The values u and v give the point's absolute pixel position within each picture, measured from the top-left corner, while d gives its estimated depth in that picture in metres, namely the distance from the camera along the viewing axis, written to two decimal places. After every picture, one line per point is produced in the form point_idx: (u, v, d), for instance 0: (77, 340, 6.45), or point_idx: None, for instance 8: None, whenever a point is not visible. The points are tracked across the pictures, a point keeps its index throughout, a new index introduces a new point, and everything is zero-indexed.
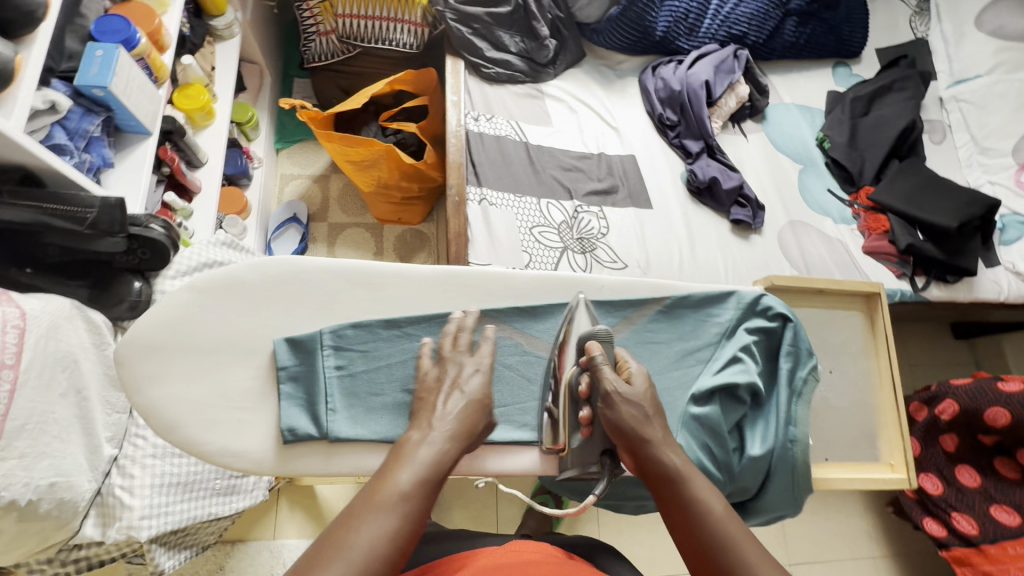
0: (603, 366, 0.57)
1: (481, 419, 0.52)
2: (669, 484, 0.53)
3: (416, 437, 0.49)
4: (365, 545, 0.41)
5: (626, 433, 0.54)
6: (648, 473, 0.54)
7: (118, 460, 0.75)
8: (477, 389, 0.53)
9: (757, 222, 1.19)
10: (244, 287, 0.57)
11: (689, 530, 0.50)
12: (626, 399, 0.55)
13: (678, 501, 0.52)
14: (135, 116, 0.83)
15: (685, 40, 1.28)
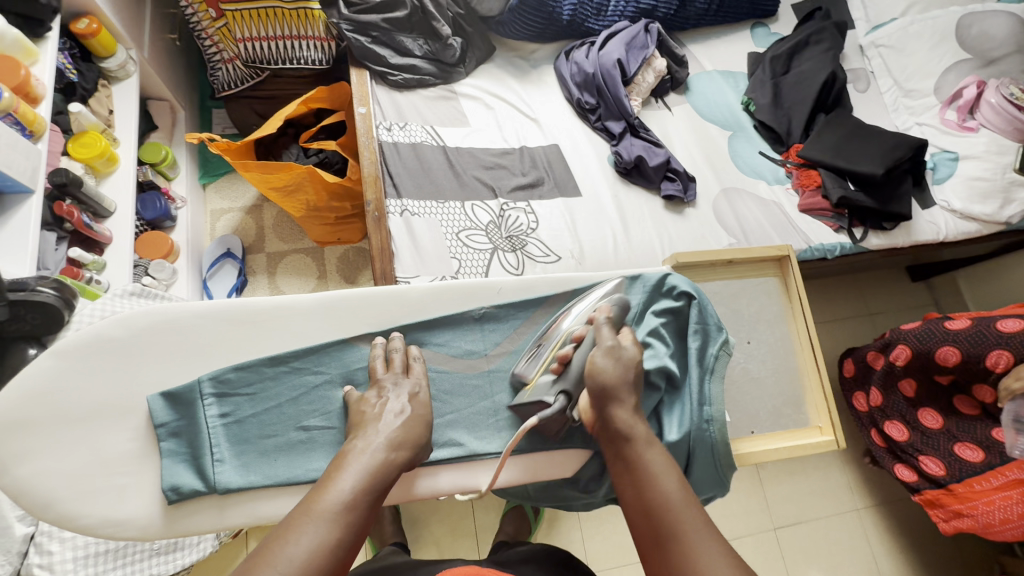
0: (608, 325, 0.61)
1: (423, 433, 0.57)
2: (625, 443, 0.57)
3: (359, 446, 0.53)
4: (302, 553, 0.43)
5: (597, 393, 0.59)
6: (609, 440, 0.58)
7: (35, 538, 0.71)
8: (420, 404, 0.59)
9: (690, 195, 1.18)
10: (112, 345, 0.55)
11: (639, 499, 0.54)
12: (612, 357, 0.60)
13: (633, 468, 0.56)
14: (12, 176, 0.78)
15: (595, 21, 1.26)
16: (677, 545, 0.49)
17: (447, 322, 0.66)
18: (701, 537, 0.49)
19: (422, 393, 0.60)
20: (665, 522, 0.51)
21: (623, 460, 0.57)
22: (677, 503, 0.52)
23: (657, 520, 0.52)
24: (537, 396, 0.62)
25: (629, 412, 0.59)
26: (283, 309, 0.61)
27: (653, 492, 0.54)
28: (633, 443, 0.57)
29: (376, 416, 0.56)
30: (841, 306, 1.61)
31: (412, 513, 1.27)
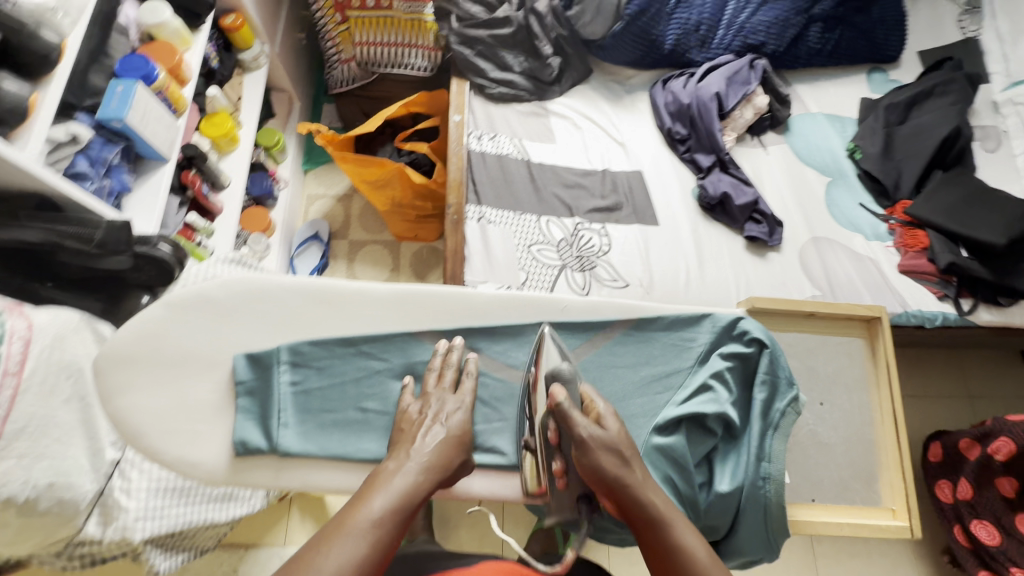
0: (573, 413, 0.55)
1: (457, 456, 0.57)
2: (652, 527, 0.52)
3: (399, 464, 0.54)
4: (333, 568, 0.43)
5: (606, 479, 0.54)
6: (633, 523, 0.53)
7: (120, 464, 0.79)
8: (466, 424, 0.60)
9: (775, 239, 1.13)
10: (210, 303, 0.61)
11: None
12: (600, 447, 0.54)
13: (661, 552, 0.51)
14: (153, 145, 0.90)
15: (697, 52, 1.24)
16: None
17: (509, 331, 0.66)
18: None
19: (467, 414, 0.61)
20: None
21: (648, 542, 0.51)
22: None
23: None
24: (556, 509, 0.60)
25: (645, 490, 0.54)
26: (357, 293, 0.65)
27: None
28: (656, 525, 0.52)
29: (430, 426, 0.58)
30: (933, 382, 1.45)
31: (444, 512, 1.29)
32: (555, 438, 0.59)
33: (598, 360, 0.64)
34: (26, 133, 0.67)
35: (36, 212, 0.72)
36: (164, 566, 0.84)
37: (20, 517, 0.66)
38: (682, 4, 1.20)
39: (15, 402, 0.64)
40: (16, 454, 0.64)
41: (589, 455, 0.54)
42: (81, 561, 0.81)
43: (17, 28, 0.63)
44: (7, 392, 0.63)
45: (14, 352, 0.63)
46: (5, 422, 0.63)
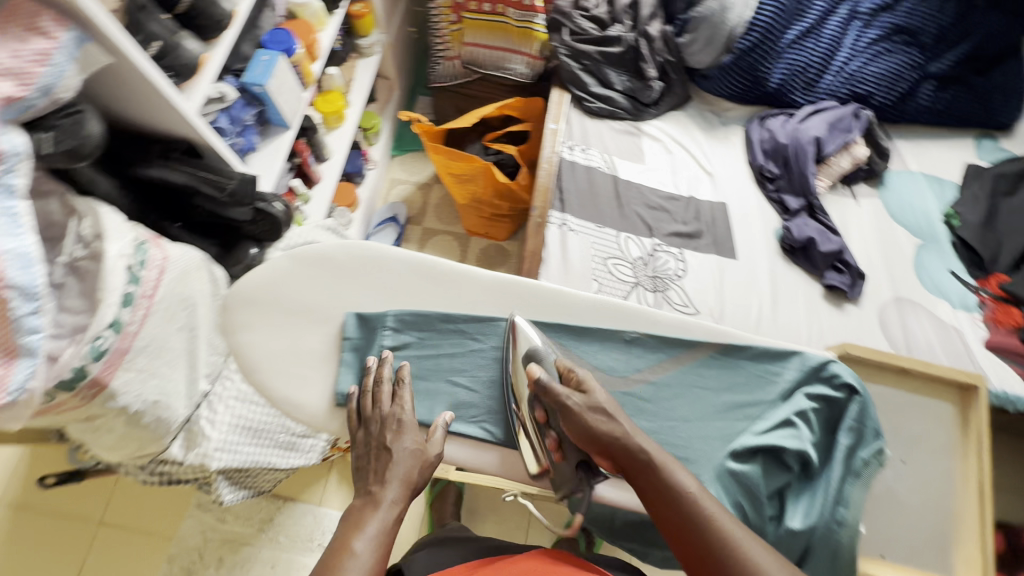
0: (552, 385, 0.58)
1: (417, 474, 0.59)
2: (645, 474, 0.56)
3: (366, 506, 0.54)
4: None
5: (597, 437, 0.57)
6: (631, 474, 0.57)
7: (208, 396, 0.86)
8: (416, 451, 0.59)
9: (854, 292, 1.10)
10: (329, 261, 0.66)
11: (682, 525, 0.53)
12: (587, 413, 0.58)
13: (662, 497, 0.54)
14: (281, 111, 0.97)
15: (801, 95, 1.23)
16: (730, 559, 0.50)
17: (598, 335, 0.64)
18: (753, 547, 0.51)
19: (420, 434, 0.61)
20: (710, 534, 0.51)
21: (647, 487, 0.55)
22: (718, 517, 0.52)
23: (704, 538, 0.51)
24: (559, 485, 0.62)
25: (634, 442, 0.57)
26: (464, 274, 0.68)
27: (688, 513, 0.53)
28: (652, 472, 0.55)
29: (385, 464, 0.58)
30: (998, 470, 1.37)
31: (472, 503, 1.33)
32: (543, 416, 0.62)
33: (682, 378, 0.64)
34: (193, 87, 0.75)
35: (181, 156, 0.79)
36: (229, 498, 0.90)
37: (127, 425, 0.73)
38: (793, 46, 1.20)
39: (145, 321, 0.71)
40: (136, 369, 0.71)
41: (574, 416, 0.57)
42: (159, 479, 0.87)
43: None
44: (141, 311, 0.70)
45: (150, 278, 0.71)
46: (135, 337, 0.70)
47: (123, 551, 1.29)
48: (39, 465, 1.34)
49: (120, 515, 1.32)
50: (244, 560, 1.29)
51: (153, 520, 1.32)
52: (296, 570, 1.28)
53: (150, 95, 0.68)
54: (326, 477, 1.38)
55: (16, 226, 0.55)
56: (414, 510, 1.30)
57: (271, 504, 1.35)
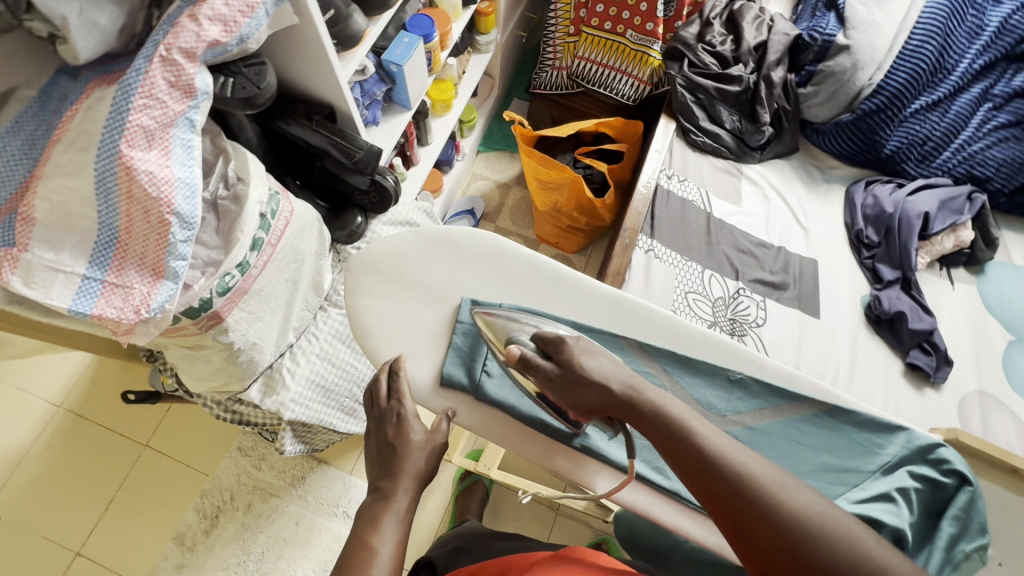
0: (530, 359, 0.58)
1: (429, 461, 0.62)
2: (643, 419, 0.55)
3: (382, 505, 0.57)
4: None
5: (592, 405, 0.57)
6: (640, 429, 0.55)
7: (292, 347, 0.90)
8: (417, 444, 0.61)
9: (939, 376, 1.06)
10: (453, 244, 0.70)
11: (689, 463, 0.51)
12: (574, 386, 0.57)
13: (663, 439, 0.53)
14: (407, 92, 1.00)
15: (914, 165, 1.19)
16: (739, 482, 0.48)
17: (706, 368, 0.64)
18: (769, 477, 0.48)
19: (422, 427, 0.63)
20: (714, 464, 0.50)
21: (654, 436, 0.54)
22: (724, 449, 0.50)
23: (710, 470, 0.50)
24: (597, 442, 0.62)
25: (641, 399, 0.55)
26: (579, 284, 0.68)
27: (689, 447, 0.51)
28: (648, 417, 0.55)
29: (394, 463, 0.60)
30: None
31: (497, 504, 1.33)
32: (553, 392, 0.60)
33: (782, 430, 0.63)
34: (351, 56, 0.78)
35: (323, 120, 0.83)
36: (290, 449, 0.93)
37: (226, 360, 0.77)
38: (916, 115, 1.17)
39: (266, 265, 0.75)
40: (247, 310, 0.75)
41: (565, 386, 0.57)
42: (231, 418, 0.91)
43: None
44: (264, 256, 0.74)
45: (278, 228, 0.75)
46: (256, 279, 0.74)
47: (162, 476, 1.33)
48: (101, 379, 1.40)
49: (165, 441, 1.37)
50: (271, 510, 1.32)
51: (194, 453, 1.36)
52: (317, 531, 1.30)
53: (317, 57, 0.72)
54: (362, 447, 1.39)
55: (190, 158, 0.59)
56: (439, 499, 1.30)
57: (305, 462, 1.38)
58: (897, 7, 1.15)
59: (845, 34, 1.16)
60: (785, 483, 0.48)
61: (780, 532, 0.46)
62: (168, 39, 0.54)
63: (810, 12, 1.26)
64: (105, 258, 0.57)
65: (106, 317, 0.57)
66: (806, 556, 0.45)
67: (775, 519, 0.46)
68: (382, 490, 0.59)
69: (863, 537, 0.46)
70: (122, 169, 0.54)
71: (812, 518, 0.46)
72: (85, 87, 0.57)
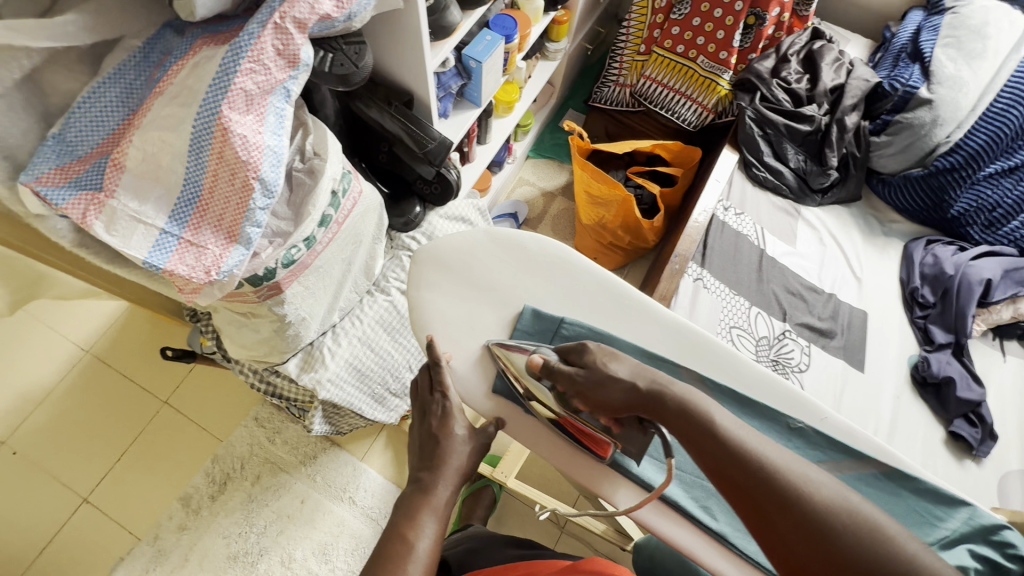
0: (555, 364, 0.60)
1: (473, 463, 0.61)
2: (672, 413, 0.54)
3: (422, 499, 0.56)
4: None
5: (619, 406, 0.57)
6: (666, 422, 0.55)
7: (335, 328, 0.91)
8: (460, 441, 0.61)
9: (982, 451, 1.01)
10: (521, 249, 0.69)
11: (714, 457, 0.50)
12: (598, 387, 0.58)
13: (690, 434, 0.53)
14: (481, 89, 0.99)
15: (980, 231, 1.14)
16: (766, 476, 0.48)
17: (768, 412, 0.63)
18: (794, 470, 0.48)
19: (466, 426, 0.62)
20: (738, 457, 0.49)
21: (679, 430, 0.53)
22: (751, 445, 0.50)
23: (735, 463, 0.49)
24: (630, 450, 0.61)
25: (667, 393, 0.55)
26: (646, 309, 0.67)
27: (713, 442, 0.51)
28: (679, 411, 0.54)
29: (437, 456, 0.59)
30: None
31: (503, 514, 1.29)
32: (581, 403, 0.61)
33: (840, 486, 0.61)
34: (441, 47, 0.79)
35: (400, 108, 0.82)
36: (317, 428, 0.93)
37: (274, 331, 0.78)
38: (989, 179, 1.12)
39: (331, 241, 0.75)
40: (303, 285, 0.75)
41: (591, 387, 0.58)
42: (265, 388, 0.91)
43: None
44: (330, 233, 0.74)
45: (345, 207, 0.75)
46: (319, 254, 0.74)
47: (178, 434, 1.33)
48: (131, 329, 1.40)
49: (185, 400, 1.36)
50: (278, 485, 1.30)
51: (211, 417, 1.35)
52: (321, 512, 1.28)
53: (412, 43, 0.73)
54: (376, 435, 1.37)
55: (280, 127, 0.58)
56: None
57: (318, 442, 1.37)
58: (986, 67, 1.12)
59: (929, 88, 1.14)
60: (811, 476, 0.48)
61: (808, 527, 0.45)
62: (283, 8, 0.53)
63: (891, 62, 1.24)
64: (185, 215, 0.58)
65: (177, 273, 0.56)
66: (835, 551, 0.44)
67: (804, 515, 0.45)
68: (423, 486, 0.58)
69: (899, 537, 0.44)
70: (219, 130, 0.54)
71: (844, 514, 0.45)
72: (191, 44, 0.57)
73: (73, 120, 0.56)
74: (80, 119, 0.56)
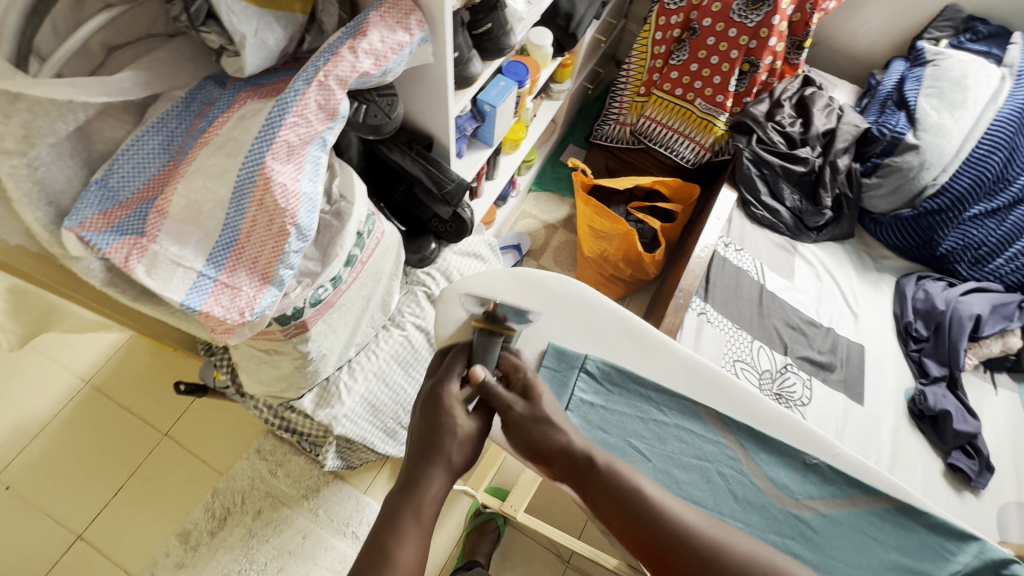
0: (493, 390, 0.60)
1: None
2: (591, 471, 0.58)
3: (405, 501, 0.55)
4: None
5: (549, 449, 0.59)
6: (583, 482, 0.58)
7: (350, 362, 0.92)
8: (459, 433, 0.59)
9: (979, 482, 1.03)
10: (542, 289, 0.69)
11: (635, 515, 0.55)
12: (534, 426, 0.60)
13: (608, 493, 0.56)
14: (495, 131, 1.04)
15: (967, 268, 1.21)
16: (689, 537, 0.53)
17: (784, 450, 0.64)
18: (689, 518, 0.55)
19: (464, 413, 0.60)
20: (658, 517, 0.54)
21: (600, 496, 0.57)
22: (676, 510, 0.55)
23: (657, 521, 0.54)
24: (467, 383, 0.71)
25: (575, 444, 0.59)
26: (664, 347, 0.69)
27: (633, 503, 0.55)
28: (597, 473, 0.57)
29: (433, 443, 0.58)
30: None
31: (507, 547, 1.28)
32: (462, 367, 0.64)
33: (855, 523, 0.63)
34: (462, 95, 0.84)
35: (421, 149, 0.86)
36: (329, 463, 0.93)
37: (295, 368, 0.79)
38: (974, 219, 1.19)
39: (354, 280, 0.77)
40: (327, 323, 0.77)
41: (525, 425, 0.60)
42: (280, 423, 0.92)
43: (500, 24, 0.81)
44: (354, 272, 0.76)
45: (369, 246, 0.78)
46: (343, 293, 0.76)
47: (177, 468, 1.31)
48: (132, 360, 1.39)
49: (185, 433, 1.34)
50: (279, 520, 1.28)
51: (212, 450, 1.33)
52: (323, 548, 1.26)
53: (437, 92, 0.77)
54: (379, 468, 1.36)
55: (316, 175, 0.61)
56: (450, 532, 1.27)
57: (320, 476, 1.35)
58: (967, 116, 1.19)
59: (915, 134, 1.21)
60: (730, 538, 0.54)
61: None
62: (327, 67, 0.57)
63: (877, 108, 1.31)
64: (222, 258, 0.59)
65: (213, 314, 0.58)
66: None
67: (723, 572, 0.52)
68: (412, 482, 0.56)
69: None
70: (261, 180, 0.57)
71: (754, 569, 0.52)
72: (234, 97, 0.61)
73: (117, 167, 0.57)
74: (124, 166, 0.58)
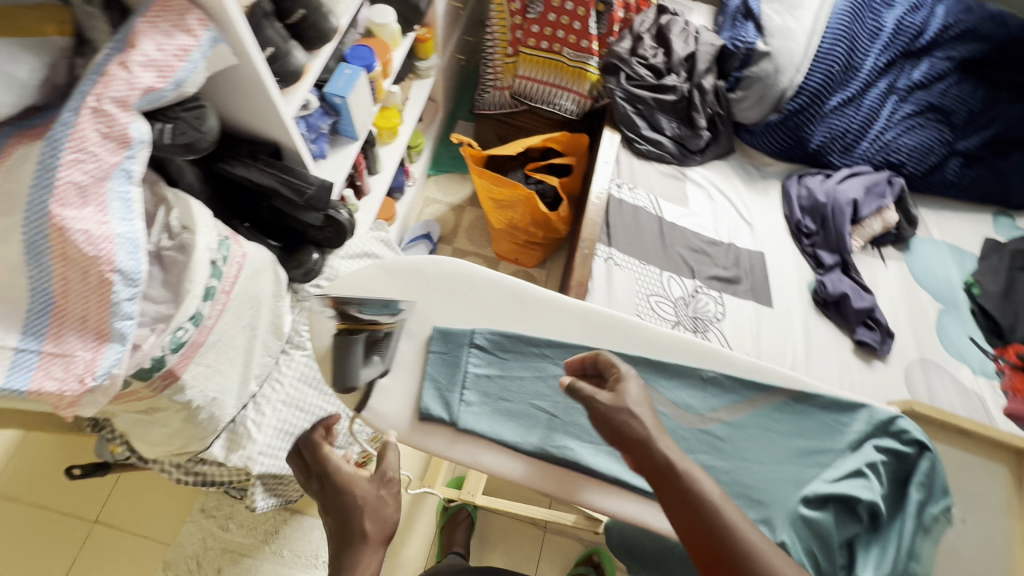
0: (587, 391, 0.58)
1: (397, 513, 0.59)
2: (671, 480, 0.53)
3: None
4: None
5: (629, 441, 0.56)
6: (659, 480, 0.54)
7: (255, 398, 0.86)
8: (366, 503, 0.58)
9: (884, 349, 1.11)
10: (419, 274, 0.69)
11: (705, 536, 0.50)
12: (611, 414, 0.56)
13: (686, 502, 0.52)
14: (354, 122, 0.98)
15: (839, 157, 1.28)
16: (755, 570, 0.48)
17: (679, 370, 0.67)
18: (757, 538, 0.50)
19: (367, 479, 0.60)
20: (731, 544, 0.49)
21: (672, 497, 0.52)
22: (744, 527, 0.50)
23: (728, 546, 0.49)
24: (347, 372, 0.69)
25: (655, 440, 0.55)
26: (551, 301, 0.70)
27: (710, 523, 0.50)
28: (675, 475, 0.53)
29: (347, 525, 0.57)
30: None
31: (483, 530, 1.28)
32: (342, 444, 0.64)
33: (756, 421, 0.66)
34: (293, 91, 0.78)
35: (265, 158, 0.80)
36: (261, 505, 0.88)
37: (184, 421, 0.73)
38: (835, 111, 1.27)
39: (221, 314, 0.72)
40: (205, 364, 0.72)
41: (609, 412, 0.56)
42: (195, 479, 0.86)
43: (315, 8, 0.75)
44: (218, 306, 0.71)
45: (230, 274, 0.72)
46: (211, 330, 0.71)
47: (115, 551, 1.21)
48: (35, 453, 1.27)
49: (116, 514, 1.24)
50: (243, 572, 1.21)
51: (150, 522, 1.24)
52: None
53: (260, 94, 0.71)
54: None
55: (129, 212, 0.55)
56: (423, 532, 1.26)
57: (277, 516, 1.29)
58: (807, 15, 1.24)
59: (765, 41, 1.25)
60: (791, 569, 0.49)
61: None
62: (98, 89, 0.51)
63: (729, 23, 1.34)
64: (41, 324, 0.53)
65: (46, 390, 0.51)
66: None
67: None
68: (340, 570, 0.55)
69: None
70: (55, 231, 0.51)
71: None
72: (4, 145, 0.53)
73: None
74: None
